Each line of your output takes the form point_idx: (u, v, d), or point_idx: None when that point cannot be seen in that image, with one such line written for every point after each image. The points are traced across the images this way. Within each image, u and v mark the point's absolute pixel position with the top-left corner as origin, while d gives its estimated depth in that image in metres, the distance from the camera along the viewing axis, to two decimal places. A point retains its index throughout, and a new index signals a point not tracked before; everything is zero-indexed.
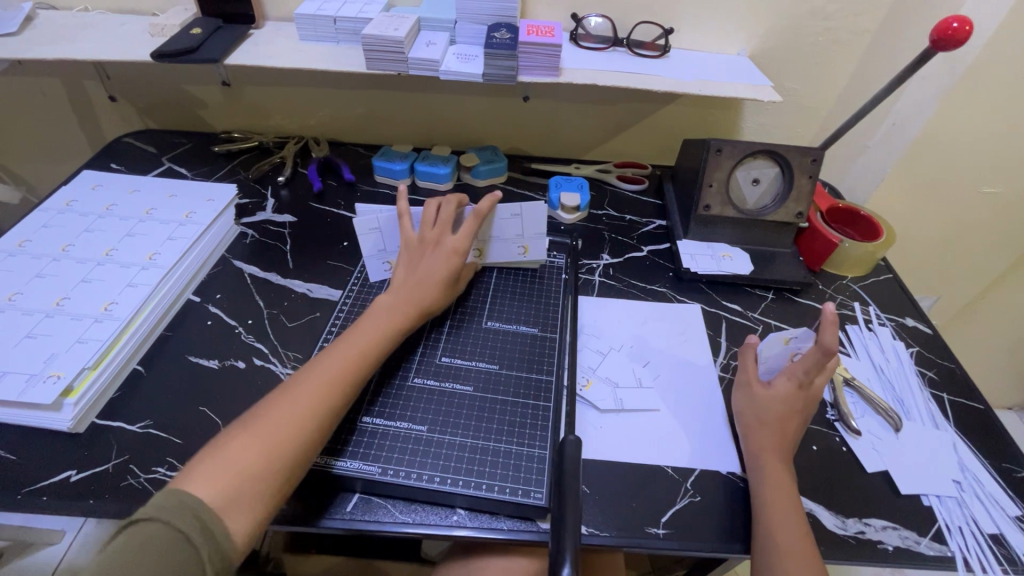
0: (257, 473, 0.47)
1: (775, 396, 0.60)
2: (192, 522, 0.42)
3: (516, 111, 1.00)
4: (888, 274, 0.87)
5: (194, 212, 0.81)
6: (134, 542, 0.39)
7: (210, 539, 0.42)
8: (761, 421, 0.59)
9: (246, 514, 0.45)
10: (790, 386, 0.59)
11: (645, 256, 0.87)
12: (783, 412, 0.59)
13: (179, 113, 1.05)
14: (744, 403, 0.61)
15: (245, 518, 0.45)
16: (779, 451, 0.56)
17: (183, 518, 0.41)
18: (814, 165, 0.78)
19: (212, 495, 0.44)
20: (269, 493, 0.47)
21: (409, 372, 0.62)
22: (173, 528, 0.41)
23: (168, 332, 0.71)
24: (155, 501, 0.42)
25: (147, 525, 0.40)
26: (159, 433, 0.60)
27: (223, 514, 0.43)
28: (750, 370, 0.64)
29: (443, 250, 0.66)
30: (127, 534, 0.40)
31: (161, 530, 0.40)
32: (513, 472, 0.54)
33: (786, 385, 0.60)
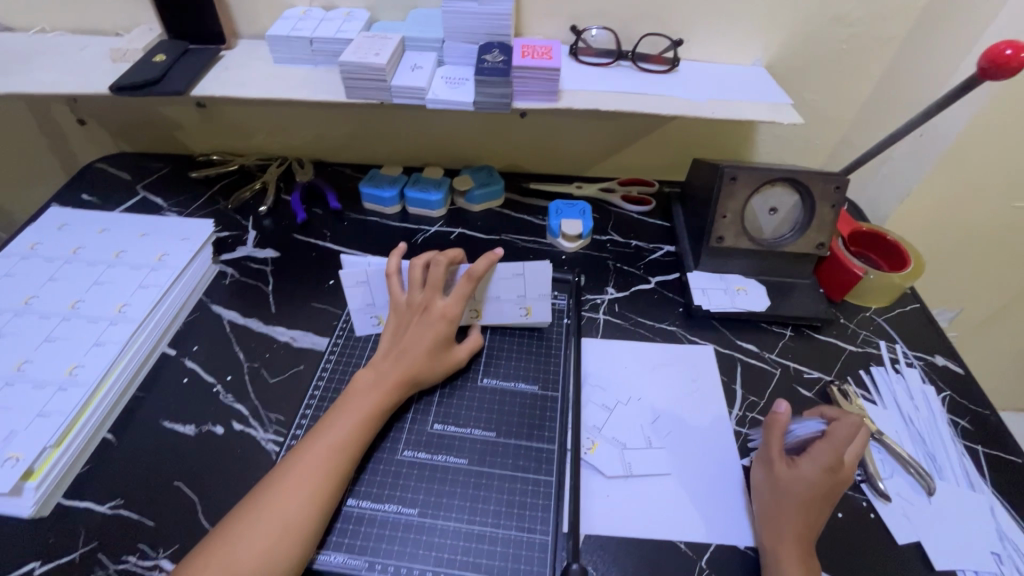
0: None
1: (798, 482, 0.54)
2: None
3: (512, 128, 0.93)
4: (915, 304, 0.80)
5: (168, 254, 0.75)
6: None
7: None
8: (784, 506, 0.53)
9: None
10: (819, 470, 0.54)
11: (653, 288, 0.81)
12: (806, 501, 0.53)
13: (153, 135, 0.98)
14: (764, 485, 0.56)
15: None
16: (800, 543, 0.51)
17: None
18: (837, 193, 0.72)
19: None
20: None
21: (398, 443, 0.57)
22: None
23: (141, 393, 0.66)
24: None
25: None
26: (130, 515, 0.56)
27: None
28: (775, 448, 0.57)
29: (431, 316, 0.61)
30: None
31: None
32: (511, 562, 0.50)
33: (814, 468, 0.54)
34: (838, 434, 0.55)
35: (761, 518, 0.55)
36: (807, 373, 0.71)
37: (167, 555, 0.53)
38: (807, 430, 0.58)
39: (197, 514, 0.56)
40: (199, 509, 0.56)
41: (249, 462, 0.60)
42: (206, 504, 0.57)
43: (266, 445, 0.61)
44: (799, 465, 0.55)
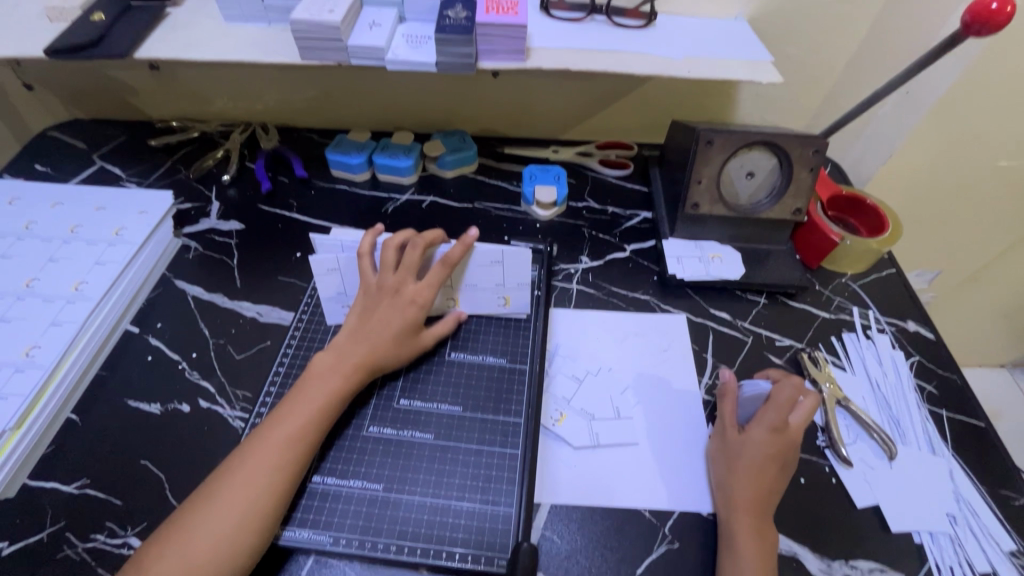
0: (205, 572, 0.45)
1: (748, 448, 0.55)
2: None
3: (485, 89, 0.88)
4: (891, 269, 0.80)
5: (125, 228, 0.73)
6: None
7: None
8: (742, 475, 0.54)
9: None
10: (766, 433, 0.56)
11: (628, 256, 0.79)
12: (765, 471, 0.54)
13: (106, 101, 0.93)
14: (719, 456, 0.57)
15: None
16: (756, 514, 0.52)
17: None
18: (816, 156, 0.69)
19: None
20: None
21: (364, 420, 0.57)
22: None
23: (105, 372, 0.65)
24: None
25: None
26: (97, 494, 0.56)
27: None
28: (729, 418, 0.59)
29: (402, 301, 0.59)
30: None
31: None
32: (475, 535, 0.50)
33: (763, 434, 0.56)
34: (783, 400, 0.57)
35: (717, 486, 0.55)
36: (778, 341, 0.71)
37: (135, 532, 0.53)
38: (756, 390, 0.59)
39: (164, 492, 0.56)
40: (166, 486, 0.56)
41: (216, 440, 0.60)
42: (173, 482, 0.56)
43: (233, 422, 0.61)
44: (749, 431, 0.57)
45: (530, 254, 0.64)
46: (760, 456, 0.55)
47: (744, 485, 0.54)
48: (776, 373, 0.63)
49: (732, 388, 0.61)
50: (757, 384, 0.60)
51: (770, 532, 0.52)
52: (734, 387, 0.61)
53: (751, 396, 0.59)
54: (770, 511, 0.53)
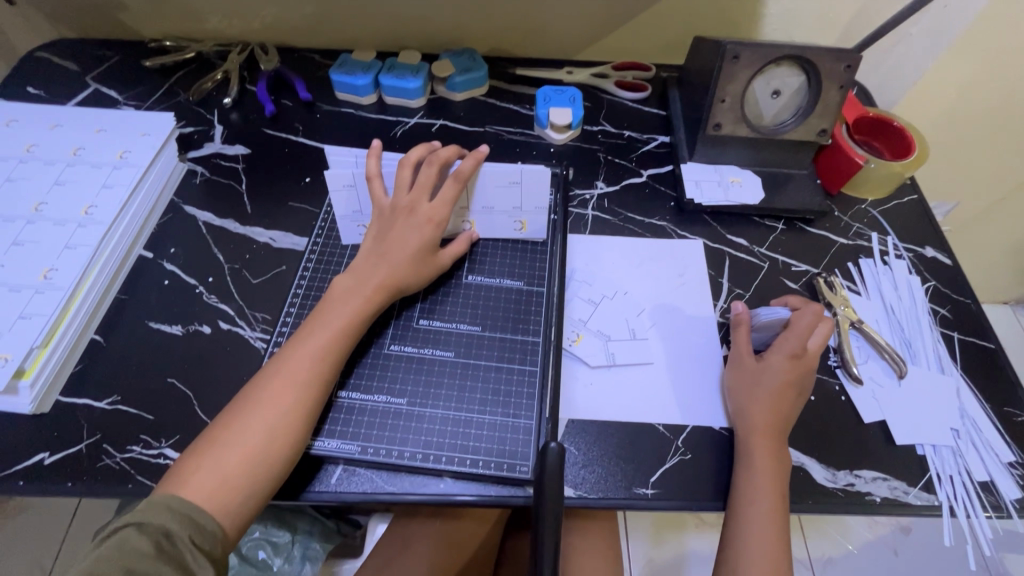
0: (241, 479, 0.47)
1: (769, 374, 0.56)
2: (171, 517, 0.44)
3: (495, 2, 0.83)
4: (913, 195, 0.78)
5: (129, 151, 0.71)
6: (118, 547, 0.42)
7: (190, 523, 0.44)
8: (759, 396, 0.55)
9: (236, 511, 0.46)
10: (785, 359, 0.56)
11: (644, 182, 0.78)
12: (782, 391, 0.55)
13: (94, 17, 0.88)
14: (735, 381, 0.58)
15: (236, 517, 0.46)
16: (771, 432, 0.53)
17: (159, 515, 0.44)
18: (847, 73, 0.66)
19: (199, 496, 0.45)
20: (257, 491, 0.47)
21: (385, 339, 0.58)
22: (150, 527, 0.43)
23: (123, 296, 0.65)
24: (140, 508, 0.44)
25: (125, 529, 0.43)
26: (129, 409, 0.57)
27: (218, 523, 0.45)
28: (744, 347, 0.59)
29: (417, 220, 0.58)
30: (114, 539, 0.43)
31: (136, 531, 0.43)
32: (498, 445, 0.52)
33: (780, 359, 0.56)
34: (800, 325, 0.58)
35: (732, 407, 0.57)
36: (795, 266, 0.71)
37: (170, 444, 0.55)
38: (772, 316, 0.59)
39: (194, 407, 0.58)
40: (195, 402, 0.58)
41: (240, 359, 0.61)
42: (202, 399, 0.58)
43: (255, 342, 0.62)
44: (768, 358, 0.57)
45: (549, 175, 0.62)
46: (778, 382, 0.55)
47: (762, 407, 0.54)
48: (795, 299, 0.63)
49: (745, 318, 0.61)
50: (773, 310, 0.60)
51: (783, 456, 0.53)
52: (747, 318, 0.61)
53: (766, 322, 0.60)
54: (785, 431, 0.54)
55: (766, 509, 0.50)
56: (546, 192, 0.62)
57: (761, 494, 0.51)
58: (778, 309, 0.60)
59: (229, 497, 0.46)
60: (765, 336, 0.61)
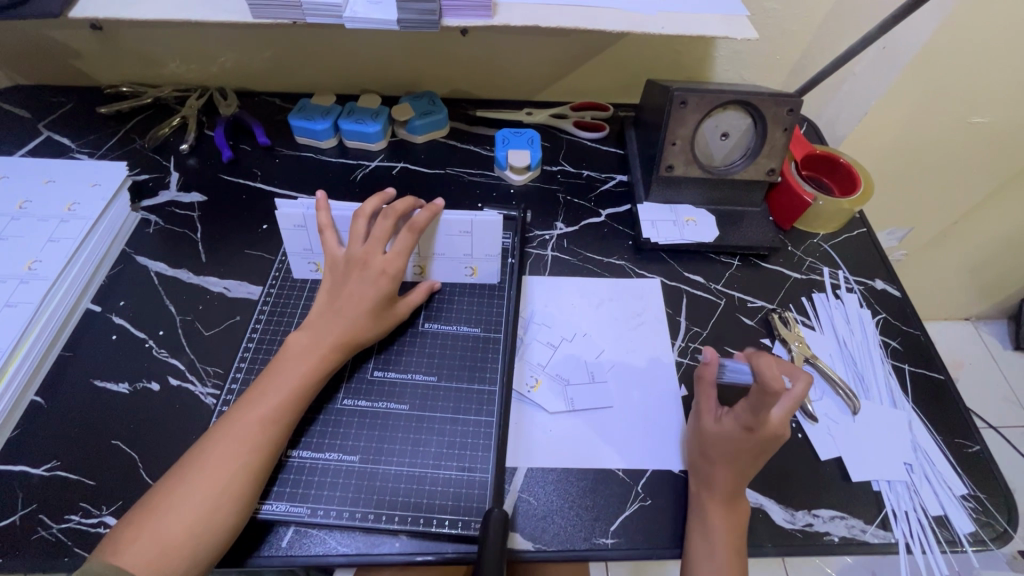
0: (182, 549, 0.45)
1: (723, 441, 0.53)
2: None
3: (452, 48, 0.85)
4: (861, 229, 0.81)
5: (78, 203, 0.69)
6: None
7: None
8: (715, 454, 0.54)
9: None
10: (738, 429, 0.53)
11: (603, 221, 0.79)
12: (739, 458, 0.53)
13: (48, 65, 0.87)
14: (693, 432, 0.57)
15: None
16: (727, 483, 0.53)
17: None
18: (790, 116, 0.68)
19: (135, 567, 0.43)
20: (199, 562, 0.45)
21: (338, 393, 0.57)
22: None
23: (68, 353, 0.63)
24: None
25: None
26: (69, 475, 0.55)
27: None
28: (708, 402, 0.57)
29: (371, 274, 0.57)
30: None
31: None
32: (452, 502, 0.51)
33: (733, 428, 0.53)
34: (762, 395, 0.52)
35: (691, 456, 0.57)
36: (751, 303, 0.72)
37: (111, 511, 0.53)
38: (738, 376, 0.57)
39: (139, 471, 0.55)
40: (140, 465, 0.56)
41: (189, 417, 0.59)
42: (147, 461, 0.56)
43: (205, 399, 0.60)
44: (724, 421, 0.54)
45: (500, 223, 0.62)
46: (732, 451, 0.53)
47: (720, 454, 0.54)
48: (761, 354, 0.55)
49: (708, 376, 0.57)
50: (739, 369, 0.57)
51: (741, 506, 0.53)
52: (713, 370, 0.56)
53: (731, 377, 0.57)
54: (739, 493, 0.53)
55: (723, 558, 0.50)
56: (497, 240, 0.63)
57: (717, 545, 0.51)
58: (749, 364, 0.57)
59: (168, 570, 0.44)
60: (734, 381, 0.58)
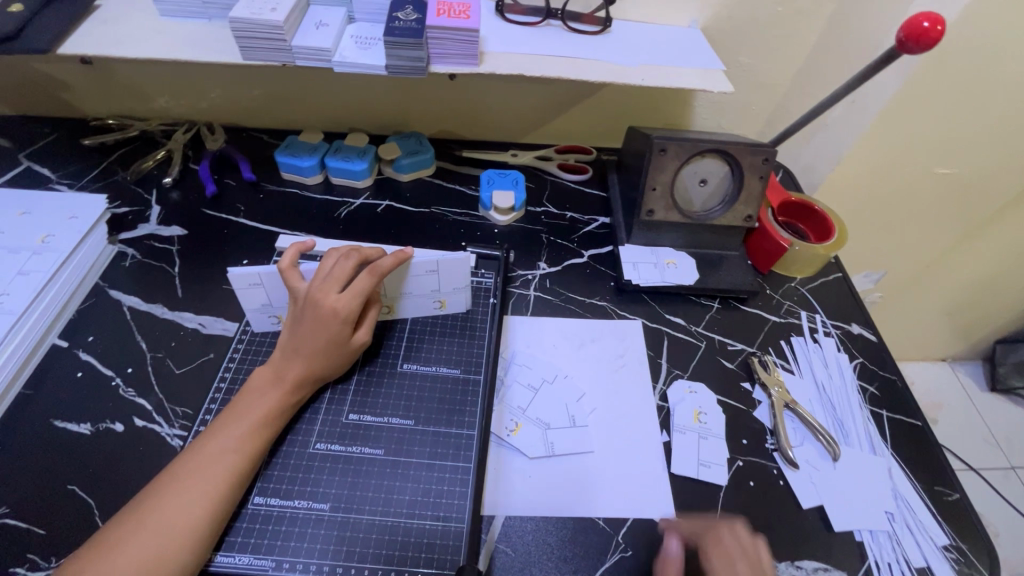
0: None
1: None
2: None
3: (441, 91, 0.87)
4: (837, 273, 0.82)
5: (53, 235, 0.68)
6: None
7: None
8: None
9: None
10: None
11: (585, 262, 0.79)
12: None
13: (35, 97, 0.87)
14: None
15: None
16: None
17: None
18: (765, 165, 0.71)
19: None
20: None
21: (311, 436, 0.55)
22: None
23: (29, 391, 0.60)
24: None
25: None
26: (18, 524, 0.52)
27: None
28: None
29: (323, 313, 0.54)
30: None
31: None
32: (424, 555, 0.49)
33: None
34: None
35: None
36: (730, 345, 0.72)
37: (59, 563, 0.50)
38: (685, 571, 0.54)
39: (94, 519, 0.52)
40: (96, 513, 0.53)
41: (152, 459, 0.56)
42: (104, 507, 0.53)
43: (171, 441, 0.58)
44: None
45: (466, 260, 0.62)
46: None
47: None
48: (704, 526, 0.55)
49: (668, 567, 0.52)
50: (685, 402, 0.65)
51: None
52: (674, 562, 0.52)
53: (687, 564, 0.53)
54: None
55: None
56: (463, 275, 0.63)
57: None
58: (709, 394, 0.67)
59: None
60: (689, 439, 0.62)
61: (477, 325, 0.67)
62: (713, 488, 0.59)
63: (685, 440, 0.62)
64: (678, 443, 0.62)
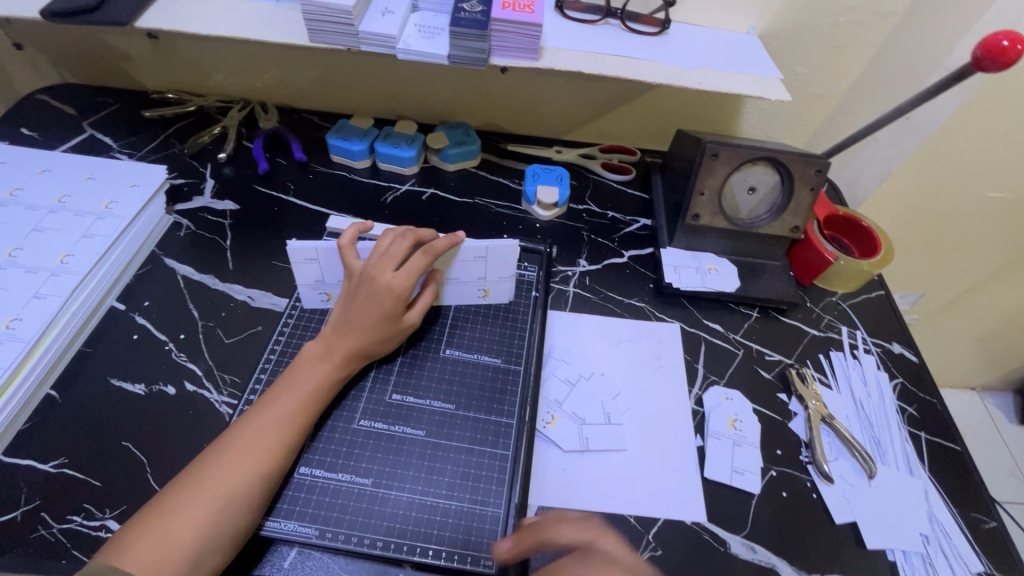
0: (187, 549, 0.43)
1: None
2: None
3: (492, 84, 0.88)
4: (880, 291, 0.81)
5: (116, 201, 0.70)
6: None
7: None
8: None
9: None
10: None
11: (625, 262, 0.80)
12: None
13: (100, 67, 0.90)
14: None
15: None
16: None
17: None
18: (817, 176, 0.70)
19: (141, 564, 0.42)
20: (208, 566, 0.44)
21: (355, 412, 0.57)
22: None
23: (87, 349, 0.63)
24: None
25: None
26: (75, 474, 0.54)
27: None
28: None
29: (378, 290, 0.56)
30: None
31: None
32: (462, 536, 0.50)
33: None
34: None
35: None
36: (768, 355, 0.72)
37: (114, 515, 0.52)
38: None
39: (146, 476, 0.55)
40: (148, 470, 0.55)
41: (202, 423, 0.58)
42: (156, 465, 0.55)
43: (220, 407, 0.60)
44: None
45: (514, 250, 0.63)
46: None
47: None
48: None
49: None
50: (721, 409, 0.65)
51: None
52: None
53: None
54: None
55: None
56: (510, 264, 0.64)
57: None
58: (745, 401, 0.67)
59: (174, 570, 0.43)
60: (723, 445, 0.62)
61: (519, 316, 0.68)
62: (745, 496, 0.59)
63: (720, 446, 0.62)
64: (712, 449, 0.62)
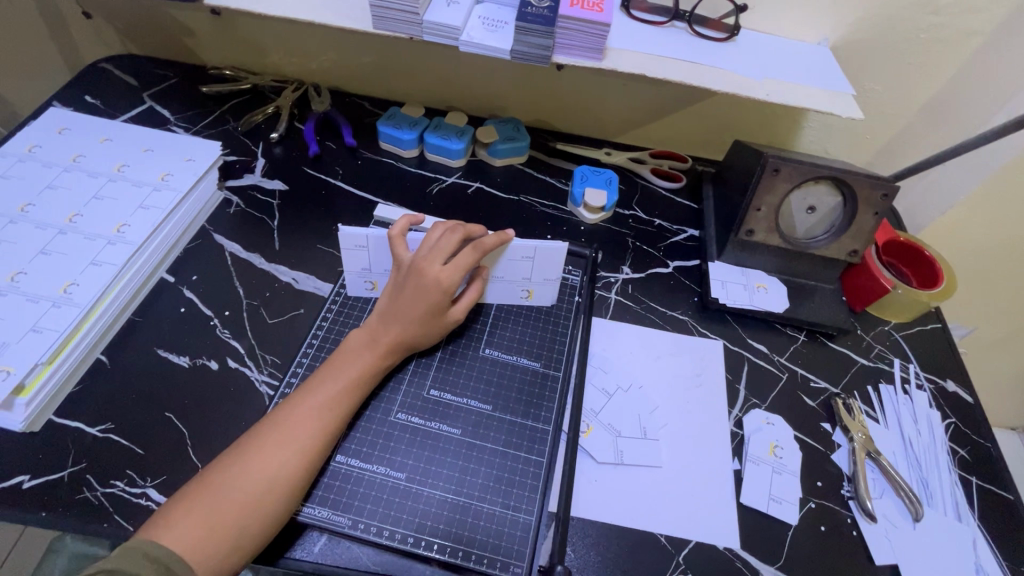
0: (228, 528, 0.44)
1: None
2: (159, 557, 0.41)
3: (547, 80, 0.86)
4: (936, 324, 0.78)
5: (172, 174, 0.72)
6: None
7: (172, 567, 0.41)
8: None
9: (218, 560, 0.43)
10: None
11: (670, 273, 0.78)
12: None
13: (162, 40, 0.92)
14: None
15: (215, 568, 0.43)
16: None
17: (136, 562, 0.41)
18: (884, 201, 0.67)
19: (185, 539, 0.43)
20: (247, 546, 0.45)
21: (393, 405, 0.57)
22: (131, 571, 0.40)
23: (137, 317, 0.65)
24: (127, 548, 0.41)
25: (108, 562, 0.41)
26: (120, 440, 0.56)
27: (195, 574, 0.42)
28: None
29: (426, 283, 0.55)
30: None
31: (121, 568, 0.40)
32: (493, 539, 0.50)
33: None
34: None
35: None
36: (814, 382, 0.69)
37: (154, 484, 0.53)
38: None
39: (186, 448, 0.56)
40: (189, 443, 0.56)
41: (241, 401, 0.59)
42: (196, 439, 0.56)
43: (260, 386, 0.60)
44: None
45: (563, 252, 0.62)
46: None
47: None
48: None
49: None
50: (761, 433, 0.63)
51: None
52: None
53: None
54: None
55: None
56: (556, 267, 0.63)
57: None
58: (786, 427, 0.65)
59: (213, 546, 0.43)
60: (762, 471, 0.61)
61: (560, 320, 0.67)
62: (781, 526, 0.58)
63: (758, 471, 0.60)
64: (750, 474, 0.60)
